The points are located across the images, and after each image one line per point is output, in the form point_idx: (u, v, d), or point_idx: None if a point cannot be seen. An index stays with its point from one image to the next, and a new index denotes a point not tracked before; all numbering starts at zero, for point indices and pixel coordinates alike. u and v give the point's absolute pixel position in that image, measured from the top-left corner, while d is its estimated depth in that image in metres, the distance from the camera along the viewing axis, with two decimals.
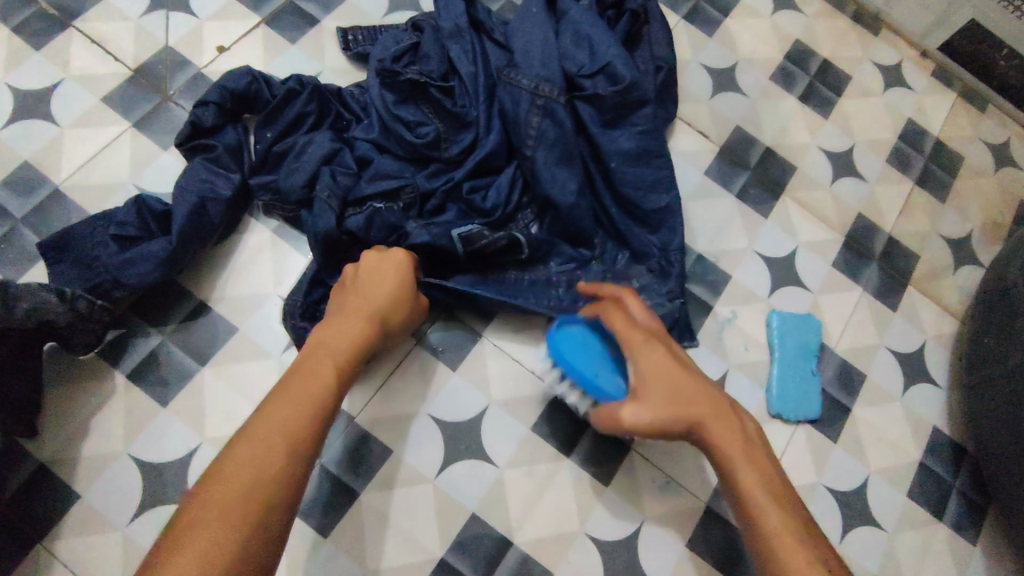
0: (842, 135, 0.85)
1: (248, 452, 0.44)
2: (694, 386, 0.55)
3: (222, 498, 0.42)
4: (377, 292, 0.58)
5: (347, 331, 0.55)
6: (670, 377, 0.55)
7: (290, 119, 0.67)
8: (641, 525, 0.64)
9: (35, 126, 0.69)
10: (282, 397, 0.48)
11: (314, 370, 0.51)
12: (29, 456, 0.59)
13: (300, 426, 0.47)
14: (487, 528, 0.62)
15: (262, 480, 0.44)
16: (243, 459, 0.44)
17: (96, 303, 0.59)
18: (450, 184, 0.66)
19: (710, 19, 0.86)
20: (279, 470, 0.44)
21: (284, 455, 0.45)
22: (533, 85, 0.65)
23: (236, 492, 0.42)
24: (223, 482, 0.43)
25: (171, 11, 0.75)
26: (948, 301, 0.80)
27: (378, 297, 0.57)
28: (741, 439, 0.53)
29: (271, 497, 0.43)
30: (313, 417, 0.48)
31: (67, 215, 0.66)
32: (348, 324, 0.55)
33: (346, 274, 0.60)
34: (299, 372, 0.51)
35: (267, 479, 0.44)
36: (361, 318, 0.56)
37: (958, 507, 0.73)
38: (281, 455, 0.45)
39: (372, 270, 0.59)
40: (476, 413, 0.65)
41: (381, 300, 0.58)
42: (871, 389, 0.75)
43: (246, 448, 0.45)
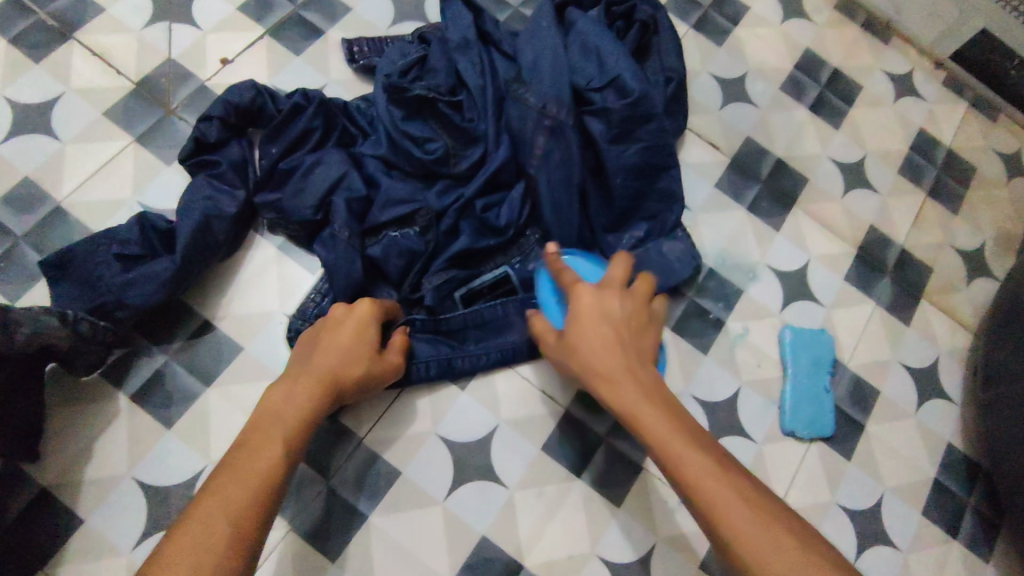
0: (853, 145, 0.84)
1: (213, 505, 0.43)
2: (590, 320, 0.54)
3: (196, 546, 0.41)
4: (349, 325, 0.56)
5: (319, 367, 0.54)
6: (598, 348, 0.52)
7: (296, 134, 0.66)
8: (654, 546, 0.63)
9: (35, 141, 0.68)
10: (262, 433, 0.49)
11: (294, 391, 0.52)
12: (30, 480, 0.58)
13: (272, 450, 0.48)
14: (497, 551, 0.61)
15: (236, 524, 0.43)
16: (219, 504, 0.44)
17: (98, 325, 0.58)
18: (461, 202, 0.65)
19: (719, 28, 0.85)
20: (254, 511, 0.44)
21: (259, 497, 0.45)
22: (541, 104, 0.64)
23: (213, 541, 0.42)
24: (194, 531, 0.42)
25: (174, 23, 0.73)
26: (961, 314, 0.79)
27: (361, 327, 0.57)
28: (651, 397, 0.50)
29: (248, 541, 0.43)
30: (283, 441, 0.49)
31: (68, 233, 0.65)
32: (320, 358, 0.54)
33: (333, 314, 0.57)
34: (275, 409, 0.51)
35: (239, 525, 0.43)
36: (339, 360, 0.54)
37: (972, 525, 0.71)
38: (252, 499, 0.45)
39: (346, 309, 0.58)
40: (486, 433, 0.64)
41: (356, 330, 0.56)
42: (886, 405, 0.74)
43: (219, 492, 0.44)
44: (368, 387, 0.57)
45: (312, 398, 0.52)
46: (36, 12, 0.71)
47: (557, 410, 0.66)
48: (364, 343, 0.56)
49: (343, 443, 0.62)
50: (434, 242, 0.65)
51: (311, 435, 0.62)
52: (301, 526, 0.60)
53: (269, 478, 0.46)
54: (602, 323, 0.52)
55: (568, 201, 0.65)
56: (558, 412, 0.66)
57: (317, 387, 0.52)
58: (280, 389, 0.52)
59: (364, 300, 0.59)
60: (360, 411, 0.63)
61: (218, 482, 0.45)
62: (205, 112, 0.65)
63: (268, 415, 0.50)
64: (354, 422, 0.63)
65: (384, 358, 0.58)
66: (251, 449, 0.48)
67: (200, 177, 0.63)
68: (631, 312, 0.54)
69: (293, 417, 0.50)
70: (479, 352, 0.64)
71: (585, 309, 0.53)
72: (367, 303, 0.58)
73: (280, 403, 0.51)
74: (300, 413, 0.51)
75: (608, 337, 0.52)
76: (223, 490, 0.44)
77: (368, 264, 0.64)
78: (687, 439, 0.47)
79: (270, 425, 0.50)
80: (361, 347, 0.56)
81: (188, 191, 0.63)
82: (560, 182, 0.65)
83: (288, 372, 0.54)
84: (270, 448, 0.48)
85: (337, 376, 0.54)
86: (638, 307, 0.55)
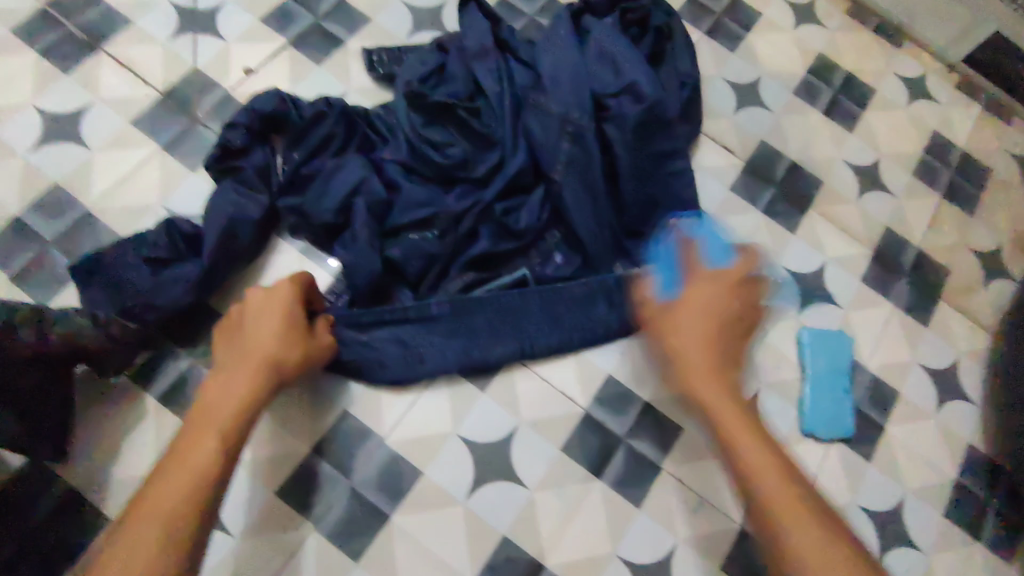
0: (867, 148, 0.84)
1: (148, 514, 0.43)
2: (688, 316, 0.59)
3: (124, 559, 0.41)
4: (274, 300, 0.56)
5: (259, 350, 0.53)
6: (685, 321, 0.59)
7: (318, 140, 0.67)
8: (674, 546, 0.63)
9: (65, 149, 0.69)
10: (194, 435, 0.48)
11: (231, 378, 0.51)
12: (60, 480, 0.59)
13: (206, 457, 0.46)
14: (519, 551, 0.61)
15: (174, 521, 0.43)
16: (160, 508, 0.43)
17: (129, 326, 0.59)
18: (481, 206, 0.66)
19: (732, 34, 0.86)
20: (194, 505, 0.44)
21: (195, 494, 0.44)
22: (563, 111, 0.66)
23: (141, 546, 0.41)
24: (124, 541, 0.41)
25: (199, 35, 0.75)
26: (979, 316, 0.79)
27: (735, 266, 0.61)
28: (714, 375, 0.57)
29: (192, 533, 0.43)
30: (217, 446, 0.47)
31: (96, 238, 0.67)
32: (251, 347, 0.53)
33: (252, 301, 0.56)
34: (209, 405, 0.50)
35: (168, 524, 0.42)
36: (262, 342, 0.53)
37: (995, 527, 0.71)
38: (194, 503, 0.44)
39: (265, 293, 0.56)
40: (506, 435, 0.65)
41: (281, 311, 0.55)
42: (904, 406, 0.73)
43: (155, 497, 0.44)
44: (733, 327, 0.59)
45: (254, 382, 0.51)
46: (65, 25, 0.74)
47: (576, 410, 0.66)
48: (294, 322, 0.56)
49: (365, 442, 0.63)
50: (449, 245, 0.65)
51: (335, 433, 0.63)
52: (325, 524, 0.60)
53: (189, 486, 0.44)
54: (705, 314, 0.58)
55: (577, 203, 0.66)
56: (577, 413, 0.66)
57: (258, 368, 0.52)
58: (211, 387, 0.51)
59: (284, 283, 0.57)
60: (382, 410, 0.64)
61: (156, 491, 0.44)
62: (229, 121, 0.66)
63: (199, 416, 0.49)
64: (376, 421, 0.64)
65: (316, 338, 0.58)
66: (181, 453, 0.46)
67: (223, 185, 0.64)
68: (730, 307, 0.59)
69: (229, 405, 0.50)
70: (486, 352, 0.64)
71: (698, 296, 0.60)
72: (290, 283, 0.57)
73: (213, 399, 0.50)
74: (239, 400, 0.50)
75: (704, 315, 0.58)
76: (166, 494, 0.44)
77: (386, 265, 0.65)
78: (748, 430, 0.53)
79: (200, 425, 0.48)
80: (291, 328, 0.55)
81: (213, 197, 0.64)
82: (580, 191, 0.66)
83: (218, 368, 0.53)
84: (204, 447, 0.47)
85: (275, 360, 0.53)
86: (739, 302, 0.60)
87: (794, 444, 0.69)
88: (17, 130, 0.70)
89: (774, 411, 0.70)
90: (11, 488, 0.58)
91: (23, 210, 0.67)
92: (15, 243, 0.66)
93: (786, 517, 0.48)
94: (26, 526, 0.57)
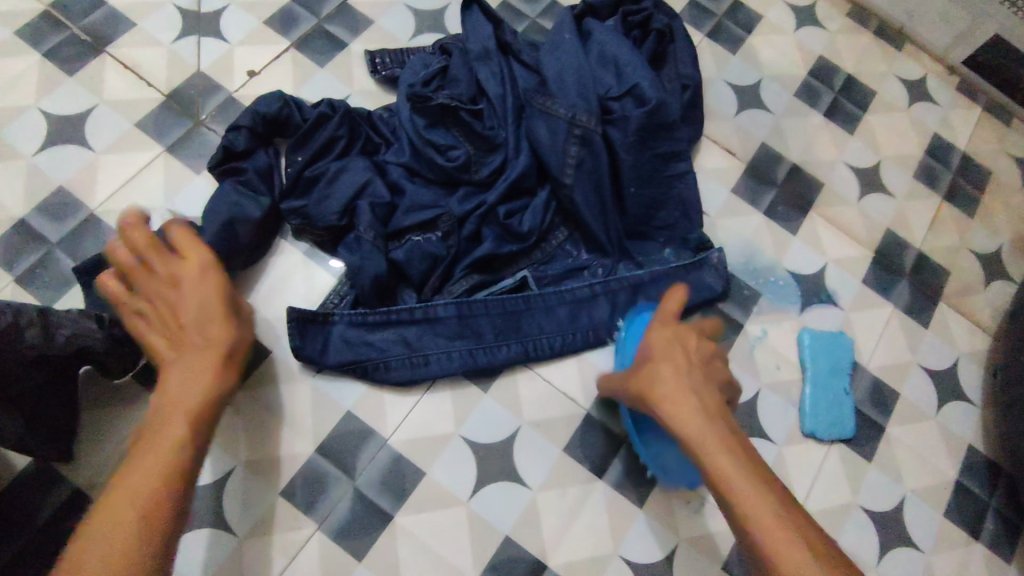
0: (868, 150, 0.84)
1: (92, 548, 0.38)
2: (664, 339, 0.52)
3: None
4: (211, 277, 0.48)
5: (191, 337, 0.46)
6: (663, 363, 0.51)
7: (321, 143, 0.67)
8: (676, 546, 0.63)
9: (70, 151, 0.70)
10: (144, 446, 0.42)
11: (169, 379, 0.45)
12: (66, 480, 0.60)
13: (147, 478, 0.41)
14: (521, 551, 0.62)
15: (143, 535, 0.39)
16: (100, 543, 0.38)
17: (132, 329, 0.58)
18: (484, 208, 0.67)
19: (733, 37, 0.87)
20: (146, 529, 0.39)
21: (143, 519, 0.39)
22: (570, 115, 0.66)
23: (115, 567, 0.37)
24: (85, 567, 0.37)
25: (203, 37, 0.76)
26: (979, 317, 0.79)
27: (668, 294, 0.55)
28: (712, 417, 0.48)
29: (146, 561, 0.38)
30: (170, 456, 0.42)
31: (101, 239, 0.67)
32: (199, 333, 0.47)
33: (163, 271, 0.48)
34: (152, 416, 0.44)
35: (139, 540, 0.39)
36: (194, 325, 0.47)
37: (995, 527, 0.71)
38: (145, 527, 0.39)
39: (179, 262, 0.48)
40: (509, 436, 0.65)
41: (206, 285, 0.48)
42: (905, 407, 0.74)
43: (95, 532, 0.39)
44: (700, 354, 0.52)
45: (215, 373, 0.46)
46: (69, 27, 0.74)
47: (578, 412, 0.67)
48: (223, 295, 0.48)
49: (368, 443, 0.63)
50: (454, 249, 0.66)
51: (339, 434, 0.63)
52: (329, 524, 0.61)
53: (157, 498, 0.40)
54: (673, 349, 0.52)
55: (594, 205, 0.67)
56: (579, 414, 0.66)
57: (215, 357, 0.46)
58: (169, 378, 0.45)
59: (196, 245, 0.49)
60: (385, 411, 0.64)
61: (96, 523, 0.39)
62: (235, 122, 0.67)
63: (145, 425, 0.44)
64: (380, 421, 0.64)
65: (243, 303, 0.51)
66: (123, 479, 0.41)
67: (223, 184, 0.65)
68: (691, 345, 0.52)
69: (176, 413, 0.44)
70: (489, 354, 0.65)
71: (658, 342, 0.53)
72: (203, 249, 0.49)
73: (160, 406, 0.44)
74: (201, 396, 0.45)
75: (675, 351, 0.52)
76: (110, 526, 0.39)
77: (391, 267, 0.66)
78: (732, 454, 0.46)
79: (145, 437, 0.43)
80: (221, 301, 0.48)
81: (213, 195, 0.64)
82: (590, 194, 0.67)
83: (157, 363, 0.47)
84: (149, 467, 0.41)
85: (212, 347, 0.47)
86: (706, 341, 0.53)
87: (795, 445, 0.70)
88: (22, 132, 0.70)
89: (775, 412, 0.71)
90: (19, 488, 0.59)
91: (28, 213, 0.67)
92: (21, 245, 0.66)
93: (779, 555, 0.40)
94: (34, 525, 0.58)
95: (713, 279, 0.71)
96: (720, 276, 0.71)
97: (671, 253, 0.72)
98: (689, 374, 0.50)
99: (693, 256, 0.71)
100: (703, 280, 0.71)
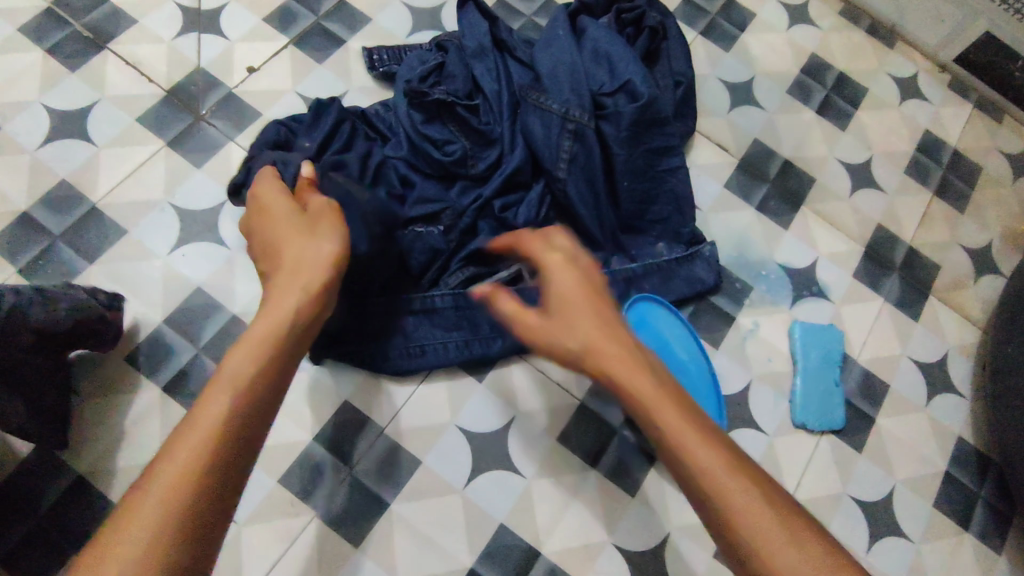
0: (860, 146, 0.86)
1: (180, 453, 0.36)
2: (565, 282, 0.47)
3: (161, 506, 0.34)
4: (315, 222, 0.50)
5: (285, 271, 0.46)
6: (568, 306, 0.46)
7: (327, 131, 0.68)
8: (668, 534, 0.64)
9: (73, 145, 0.71)
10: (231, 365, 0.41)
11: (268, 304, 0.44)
12: (68, 468, 0.61)
13: (237, 393, 0.39)
14: (516, 538, 0.63)
15: (216, 450, 0.36)
16: (183, 447, 0.36)
17: (111, 296, 0.62)
18: (481, 202, 0.68)
19: (727, 34, 0.88)
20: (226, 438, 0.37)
21: (223, 439, 0.37)
22: (564, 109, 0.68)
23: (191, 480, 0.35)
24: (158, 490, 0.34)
25: (203, 34, 0.77)
26: (969, 310, 0.80)
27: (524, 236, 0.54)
28: (615, 335, 0.44)
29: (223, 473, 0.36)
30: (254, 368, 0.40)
31: (102, 232, 0.68)
32: (303, 270, 0.46)
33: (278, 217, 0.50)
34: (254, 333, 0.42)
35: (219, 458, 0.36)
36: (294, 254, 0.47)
37: (983, 516, 0.72)
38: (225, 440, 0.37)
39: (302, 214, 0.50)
40: (504, 425, 0.66)
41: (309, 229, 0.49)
42: (895, 399, 0.75)
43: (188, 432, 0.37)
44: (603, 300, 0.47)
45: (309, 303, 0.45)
46: (72, 23, 0.75)
47: (572, 402, 0.67)
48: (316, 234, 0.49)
49: (365, 432, 0.64)
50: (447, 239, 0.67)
51: (335, 423, 0.64)
52: (326, 512, 0.62)
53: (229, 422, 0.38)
54: (567, 278, 0.47)
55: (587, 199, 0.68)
56: (573, 404, 0.67)
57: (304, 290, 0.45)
58: (272, 305, 0.44)
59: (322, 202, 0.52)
60: (382, 401, 0.65)
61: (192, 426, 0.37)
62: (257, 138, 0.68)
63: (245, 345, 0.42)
64: (376, 411, 0.65)
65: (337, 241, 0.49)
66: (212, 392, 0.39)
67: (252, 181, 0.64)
68: (588, 278, 0.48)
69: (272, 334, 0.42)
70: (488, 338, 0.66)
71: (552, 268, 0.48)
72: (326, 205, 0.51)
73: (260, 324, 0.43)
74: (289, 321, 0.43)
75: (575, 291, 0.47)
76: (202, 428, 0.37)
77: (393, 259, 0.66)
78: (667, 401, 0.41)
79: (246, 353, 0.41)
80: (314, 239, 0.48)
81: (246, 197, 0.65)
82: (584, 187, 0.68)
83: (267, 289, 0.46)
84: (235, 382, 0.39)
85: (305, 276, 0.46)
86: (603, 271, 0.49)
87: (786, 435, 0.71)
88: (25, 126, 0.71)
89: (767, 403, 0.72)
90: (22, 476, 0.60)
91: (30, 206, 0.68)
92: (22, 238, 0.67)
93: (729, 511, 0.37)
94: (37, 512, 0.59)
95: (703, 272, 0.73)
96: (710, 268, 0.73)
97: (665, 246, 0.73)
98: (597, 311, 0.46)
99: (685, 251, 0.73)
100: (694, 274, 0.73)
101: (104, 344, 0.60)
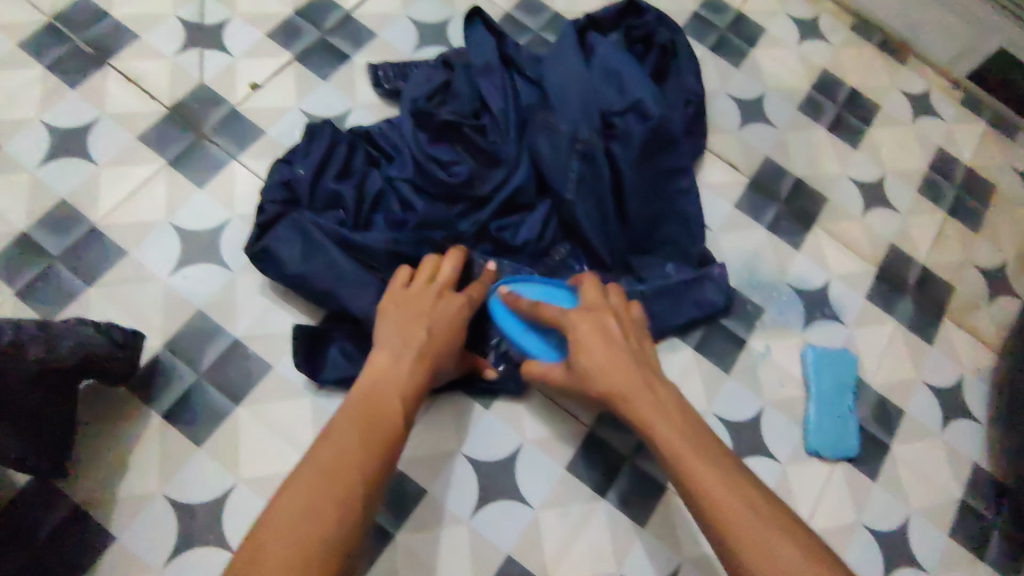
0: (872, 165, 0.84)
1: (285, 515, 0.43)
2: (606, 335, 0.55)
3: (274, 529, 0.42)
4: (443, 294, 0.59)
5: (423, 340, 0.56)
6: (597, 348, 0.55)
7: (338, 163, 0.67)
8: (679, 566, 0.63)
9: (72, 164, 0.70)
10: (332, 445, 0.48)
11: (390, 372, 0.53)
12: (66, 497, 0.59)
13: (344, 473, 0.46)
14: (523, 570, 0.61)
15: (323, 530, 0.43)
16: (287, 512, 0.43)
17: (128, 331, 0.60)
18: (478, 225, 0.66)
19: (737, 50, 0.86)
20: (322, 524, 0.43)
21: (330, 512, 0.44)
22: (572, 130, 0.66)
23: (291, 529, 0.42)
24: (275, 511, 0.43)
25: (205, 50, 0.76)
26: (984, 334, 0.79)
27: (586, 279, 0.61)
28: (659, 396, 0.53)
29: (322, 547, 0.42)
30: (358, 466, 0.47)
31: (102, 253, 0.67)
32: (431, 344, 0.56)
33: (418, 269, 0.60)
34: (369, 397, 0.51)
35: (341, 507, 0.44)
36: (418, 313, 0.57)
37: (1001, 547, 0.70)
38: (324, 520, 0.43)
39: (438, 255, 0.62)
40: (510, 453, 0.65)
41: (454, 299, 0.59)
42: (909, 425, 0.73)
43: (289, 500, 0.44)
44: (642, 352, 0.57)
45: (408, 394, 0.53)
46: (72, 39, 0.74)
47: (580, 429, 0.66)
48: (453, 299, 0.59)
49: None
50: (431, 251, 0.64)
51: None
52: None
53: (356, 466, 0.47)
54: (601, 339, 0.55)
55: (596, 218, 0.67)
56: (582, 431, 0.66)
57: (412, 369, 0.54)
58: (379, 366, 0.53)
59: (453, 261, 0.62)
60: None
61: (287, 502, 0.44)
62: (267, 184, 0.65)
63: (360, 416, 0.50)
64: None
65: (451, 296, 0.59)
66: (313, 470, 0.46)
67: (279, 239, 0.63)
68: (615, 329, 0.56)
69: (382, 413, 0.50)
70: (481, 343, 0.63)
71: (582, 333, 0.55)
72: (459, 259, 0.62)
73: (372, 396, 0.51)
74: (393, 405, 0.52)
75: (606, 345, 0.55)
76: (292, 509, 0.43)
77: None
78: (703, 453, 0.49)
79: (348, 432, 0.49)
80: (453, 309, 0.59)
81: (272, 259, 0.63)
82: (591, 209, 0.66)
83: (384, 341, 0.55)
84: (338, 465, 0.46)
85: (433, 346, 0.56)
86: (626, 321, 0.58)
87: (799, 463, 0.69)
88: (24, 145, 0.70)
89: (779, 430, 0.70)
90: (18, 506, 0.58)
91: (29, 226, 0.67)
92: (21, 260, 0.66)
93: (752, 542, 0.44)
94: (35, 542, 0.58)
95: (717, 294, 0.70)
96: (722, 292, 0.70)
97: (675, 267, 0.70)
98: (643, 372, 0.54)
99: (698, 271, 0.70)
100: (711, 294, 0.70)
101: (105, 372, 0.58)
